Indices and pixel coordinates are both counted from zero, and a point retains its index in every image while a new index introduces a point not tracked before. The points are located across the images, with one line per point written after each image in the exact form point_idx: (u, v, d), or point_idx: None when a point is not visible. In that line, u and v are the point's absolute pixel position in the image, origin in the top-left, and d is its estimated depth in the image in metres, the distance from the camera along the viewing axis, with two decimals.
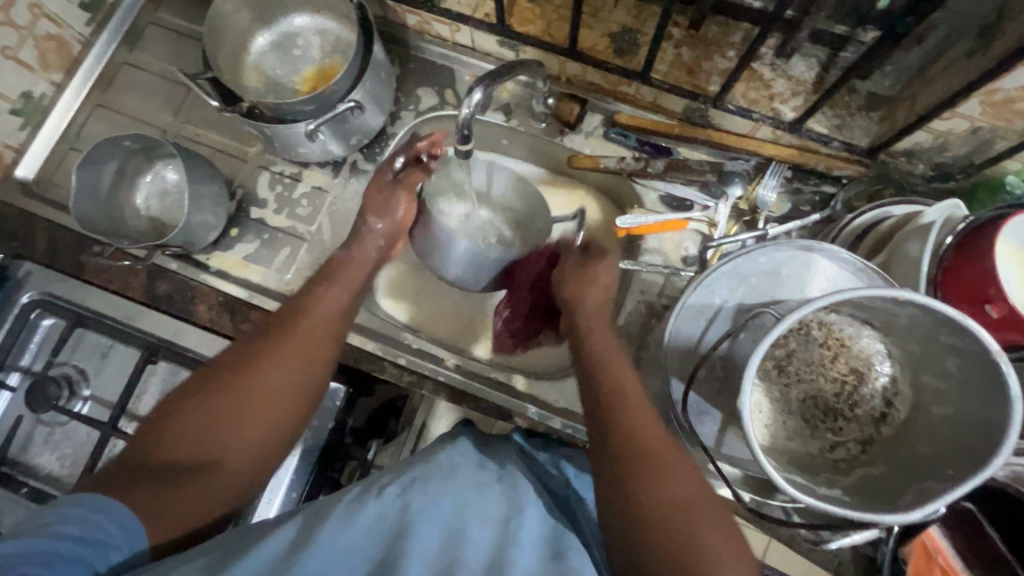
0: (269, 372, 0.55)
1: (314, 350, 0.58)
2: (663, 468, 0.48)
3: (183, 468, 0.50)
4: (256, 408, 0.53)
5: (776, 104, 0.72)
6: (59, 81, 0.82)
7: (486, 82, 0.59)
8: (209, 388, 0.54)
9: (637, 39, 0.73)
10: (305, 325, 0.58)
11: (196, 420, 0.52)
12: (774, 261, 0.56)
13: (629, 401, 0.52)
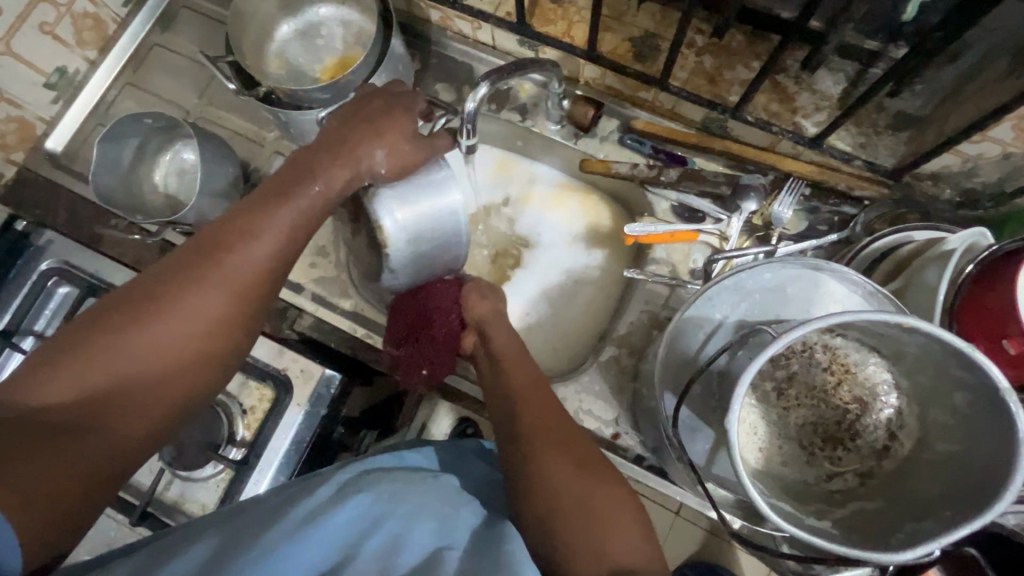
0: (184, 313, 0.47)
1: (244, 293, 0.50)
2: (572, 478, 0.48)
3: (64, 421, 0.41)
4: (168, 353, 0.46)
5: (799, 119, 0.70)
6: (93, 58, 0.85)
7: (494, 77, 0.63)
8: (107, 328, 0.45)
9: (658, 45, 0.73)
10: (233, 264, 0.49)
11: (88, 363, 0.43)
12: (780, 279, 0.54)
13: (537, 418, 0.53)
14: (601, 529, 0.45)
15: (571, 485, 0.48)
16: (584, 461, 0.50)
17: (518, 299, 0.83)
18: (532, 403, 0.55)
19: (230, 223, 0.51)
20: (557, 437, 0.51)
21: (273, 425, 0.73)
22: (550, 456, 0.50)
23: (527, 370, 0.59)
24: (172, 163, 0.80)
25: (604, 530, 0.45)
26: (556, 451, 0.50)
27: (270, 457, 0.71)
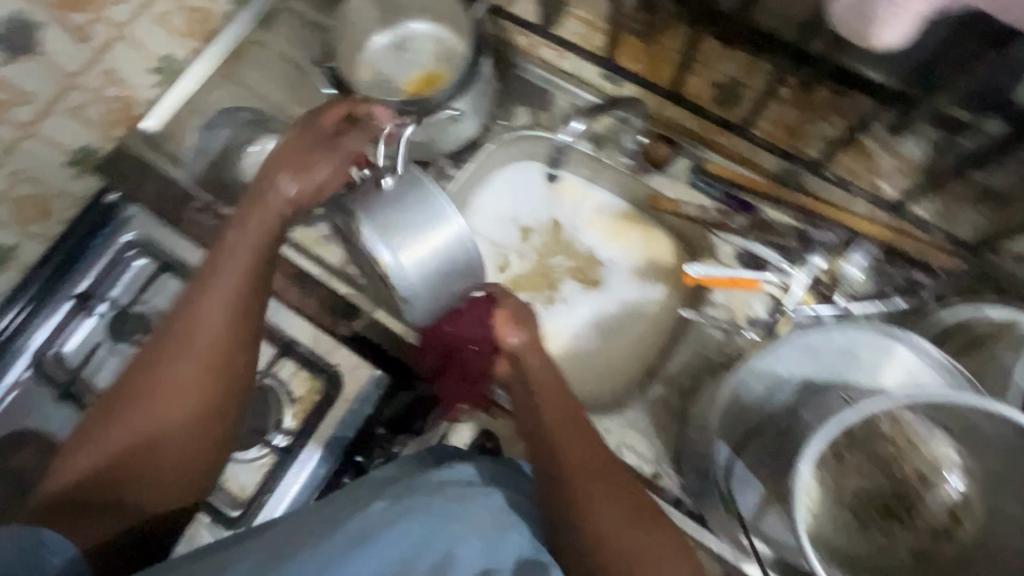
0: (179, 373, 0.51)
1: (222, 344, 0.52)
2: (611, 508, 0.49)
3: (107, 470, 0.49)
4: (170, 413, 0.50)
5: (878, 180, 0.71)
6: (196, 49, 0.90)
7: (594, 113, 0.74)
8: (117, 402, 0.50)
9: (741, 92, 0.74)
10: (202, 321, 0.52)
11: (106, 438, 0.49)
12: (851, 341, 0.54)
13: (569, 447, 0.52)
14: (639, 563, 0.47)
15: (609, 516, 0.49)
16: (621, 490, 0.51)
17: (569, 324, 0.83)
18: (563, 437, 0.53)
19: (196, 282, 0.54)
20: (595, 469, 0.51)
21: (320, 417, 0.75)
22: (583, 488, 0.50)
23: (559, 396, 0.55)
24: (258, 153, 0.83)
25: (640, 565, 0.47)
26: (591, 482, 0.50)
27: (313, 449, 0.73)
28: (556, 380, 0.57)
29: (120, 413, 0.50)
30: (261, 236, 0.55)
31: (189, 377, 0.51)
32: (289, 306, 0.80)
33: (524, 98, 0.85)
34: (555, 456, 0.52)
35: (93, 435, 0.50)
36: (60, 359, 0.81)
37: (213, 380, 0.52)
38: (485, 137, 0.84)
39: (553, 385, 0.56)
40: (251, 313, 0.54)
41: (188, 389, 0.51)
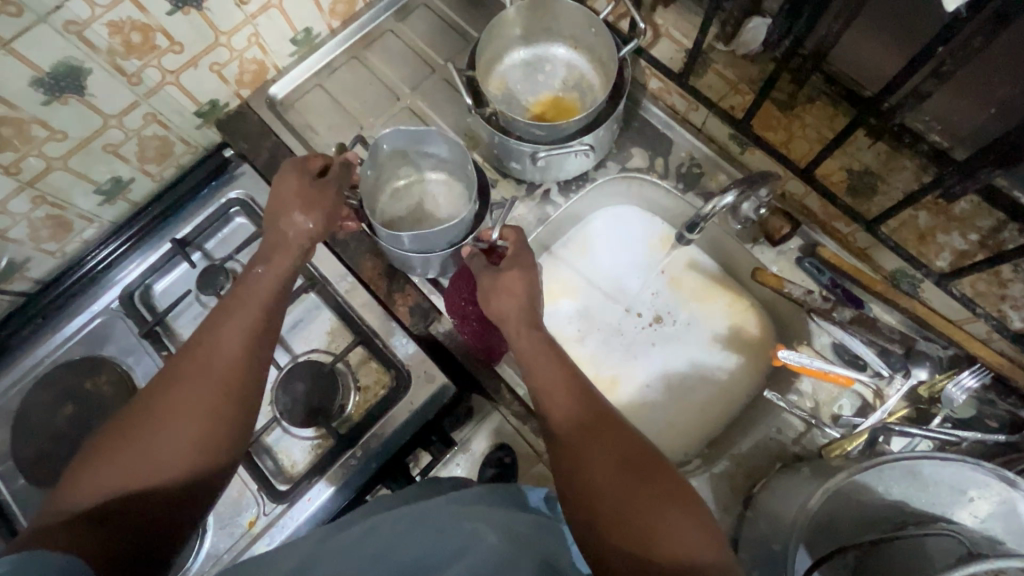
0: (199, 380, 0.52)
1: (245, 345, 0.56)
2: (623, 484, 0.47)
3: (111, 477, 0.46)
4: (193, 411, 0.51)
5: (1006, 308, 0.66)
6: (334, 28, 0.92)
7: (740, 188, 0.70)
8: (134, 417, 0.50)
9: (876, 185, 0.70)
10: (228, 330, 0.57)
11: (115, 446, 0.48)
12: (965, 481, 0.50)
13: (577, 425, 0.53)
14: (657, 539, 0.44)
15: (616, 492, 0.47)
16: (630, 470, 0.48)
17: (639, 372, 0.82)
18: (571, 413, 0.54)
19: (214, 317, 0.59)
20: (600, 446, 0.50)
21: (383, 413, 0.76)
22: (586, 464, 0.50)
23: (561, 375, 0.58)
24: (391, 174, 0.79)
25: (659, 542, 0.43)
26: (595, 461, 0.49)
27: (371, 443, 0.74)
28: (566, 381, 0.58)
29: (128, 428, 0.49)
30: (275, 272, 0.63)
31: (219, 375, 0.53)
32: (375, 297, 0.81)
33: (645, 141, 0.85)
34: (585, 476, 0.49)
35: (104, 450, 0.48)
36: (150, 299, 0.84)
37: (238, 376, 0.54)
38: (597, 172, 0.84)
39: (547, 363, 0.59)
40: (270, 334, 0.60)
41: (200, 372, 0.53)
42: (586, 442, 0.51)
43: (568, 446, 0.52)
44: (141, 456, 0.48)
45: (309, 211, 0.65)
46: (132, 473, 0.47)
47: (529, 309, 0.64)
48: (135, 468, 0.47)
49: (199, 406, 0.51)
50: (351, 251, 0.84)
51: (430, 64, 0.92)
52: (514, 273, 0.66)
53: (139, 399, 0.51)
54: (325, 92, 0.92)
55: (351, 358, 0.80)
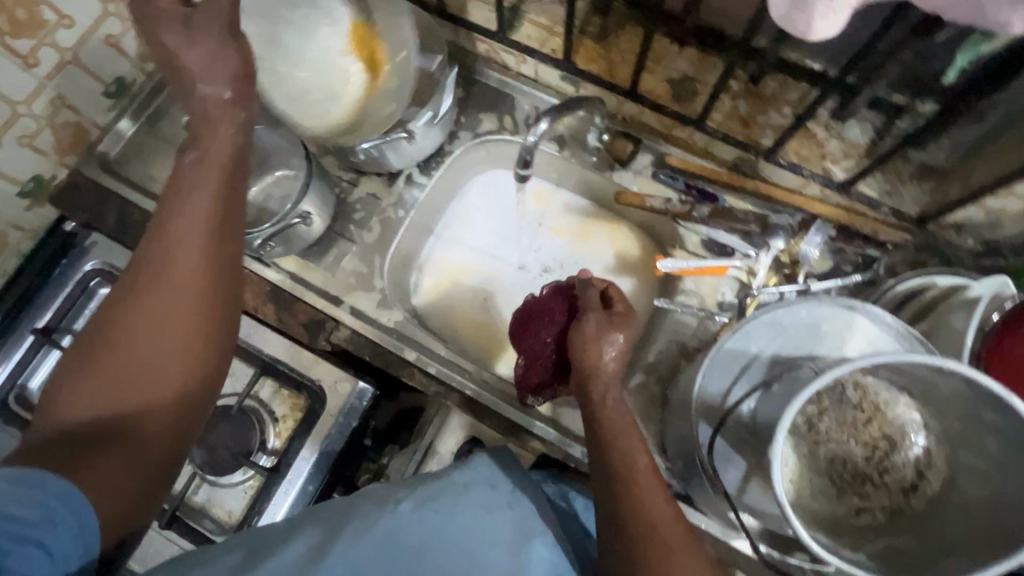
0: (159, 320, 0.47)
1: (202, 266, 0.48)
2: (644, 499, 0.48)
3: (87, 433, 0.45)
4: (164, 358, 0.47)
5: (828, 163, 0.73)
6: (150, 70, 0.88)
7: (551, 114, 0.70)
8: (100, 348, 0.46)
9: (695, 88, 0.75)
10: (178, 260, 0.47)
11: (90, 380, 0.46)
12: (815, 316, 0.57)
13: (635, 476, 0.49)
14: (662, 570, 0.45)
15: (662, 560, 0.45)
16: (657, 496, 0.48)
17: None
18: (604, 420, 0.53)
19: (163, 197, 0.49)
20: (636, 471, 0.49)
21: (304, 434, 0.75)
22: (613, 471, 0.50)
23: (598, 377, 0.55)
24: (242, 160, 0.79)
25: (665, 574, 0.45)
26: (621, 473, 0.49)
27: (301, 467, 0.73)
28: (625, 419, 0.53)
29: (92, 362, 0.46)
30: (213, 152, 0.49)
31: (176, 311, 0.47)
32: (267, 325, 0.79)
33: (490, 105, 0.88)
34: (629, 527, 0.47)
35: (75, 382, 0.46)
36: (26, 397, 0.78)
37: (199, 311, 0.48)
38: (452, 144, 0.86)
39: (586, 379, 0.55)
40: (233, 248, 0.51)
41: (161, 317, 0.47)
42: (619, 453, 0.50)
43: (598, 446, 0.52)
44: (119, 400, 0.46)
45: (214, 78, 0.49)
46: (119, 421, 0.46)
47: (618, 361, 0.55)
48: (118, 412, 0.46)
49: (169, 354, 0.47)
50: None
51: None
52: (615, 326, 0.56)
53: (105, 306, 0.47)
54: (161, 138, 0.88)
55: (261, 392, 0.78)
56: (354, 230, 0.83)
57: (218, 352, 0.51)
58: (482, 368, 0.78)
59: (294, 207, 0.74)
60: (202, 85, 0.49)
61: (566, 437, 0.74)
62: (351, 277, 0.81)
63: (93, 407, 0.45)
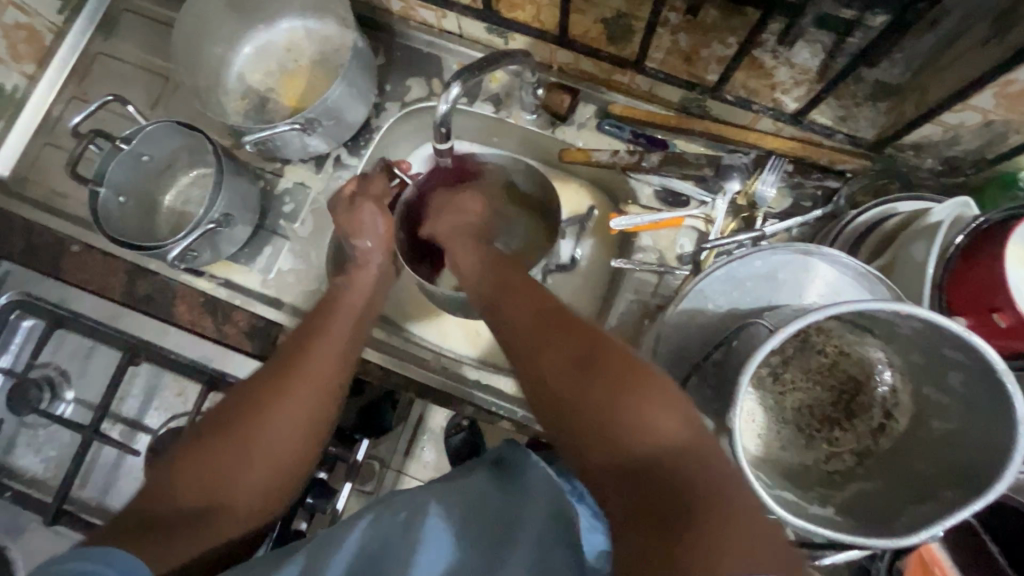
0: (280, 412, 0.54)
1: (326, 402, 0.57)
2: (646, 419, 0.40)
3: (183, 521, 0.49)
4: (275, 447, 0.53)
5: (779, 95, 0.68)
6: (32, 73, 0.79)
7: (463, 77, 0.59)
8: (227, 430, 0.53)
9: (630, 26, 0.68)
10: (312, 368, 0.57)
11: (203, 457, 0.51)
12: (770, 266, 0.55)
13: (542, 334, 0.48)
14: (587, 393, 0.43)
15: (582, 399, 0.43)
16: (548, 338, 0.48)
17: None
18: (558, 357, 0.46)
19: (316, 322, 0.62)
20: (533, 338, 0.48)
21: None
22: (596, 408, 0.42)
23: (541, 308, 0.51)
24: (150, 168, 0.72)
25: (727, 517, 0.36)
26: (597, 414, 0.42)
27: None
28: (527, 287, 0.55)
29: (207, 451, 0.52)
30: (350, 312, 0.64)
31: (296, 429, 0.55)
32: (207, 338, 0.75)
33: (415, 69, 0.80)
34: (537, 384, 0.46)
35: (189, 459, 0.51)
36: None
37: (317, 434, 0.56)
38: (380, 118, 0.79)
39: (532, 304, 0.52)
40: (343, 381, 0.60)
41: (285, 428, 0.54)
42: (592, 392, 0.43)
43: (557, 398, 0.44)
44: (221, 482, 0.51)
45: (362, 233, 0.67)
46: (215, 503, 0.51)
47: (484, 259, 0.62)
48: (217, 490, 0.51)
49: (275, 450, 0.53)
50: (158, 304, 0.76)
51: (162, 74, 0.82)
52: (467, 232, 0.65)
53: (237, 404, 0.55)
54: (59, 148, 0.80)
55: None
56: (286, 226, 0.77)
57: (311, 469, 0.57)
58: (440, 354, 0.76)
59: (208, 211, 0.66)
60: (355, 241, 0.67)
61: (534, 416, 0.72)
62: (291, 275, 0.76)
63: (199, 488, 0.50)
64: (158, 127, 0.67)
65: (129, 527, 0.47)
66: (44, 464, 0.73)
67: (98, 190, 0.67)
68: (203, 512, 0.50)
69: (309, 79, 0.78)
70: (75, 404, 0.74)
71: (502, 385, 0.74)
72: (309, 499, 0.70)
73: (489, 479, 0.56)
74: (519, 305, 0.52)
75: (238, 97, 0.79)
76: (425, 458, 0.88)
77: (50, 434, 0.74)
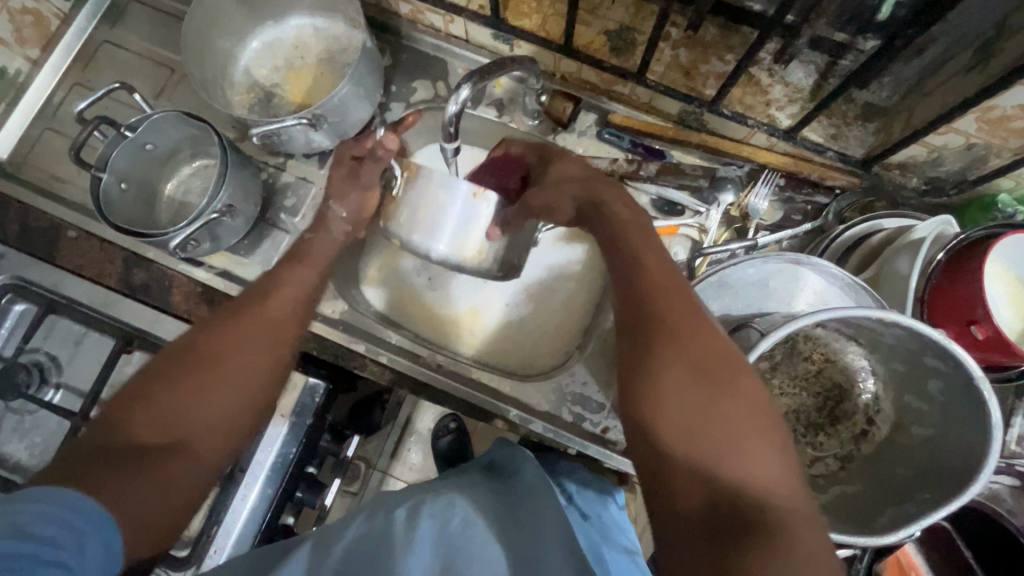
0: (240, 353, 0.56)
1: (278, 341, 0.59)
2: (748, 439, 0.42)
3: (137, 456, 0.47)
4: (235, 384, 0.54)
5: (773, 111, 0.70)
6: (36, 57, 0.79)
7: (474, 80, 0.60)
8: (189, 367, 0.53)
9: (633, 38, 0.70)
10: (264, 311, 0.60)
11: (165, 393, 0.51)
12: (762, 274, 0.57)
13: (671, 321, 0.49)
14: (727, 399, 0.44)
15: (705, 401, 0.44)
16: (690, 327, 0.49)
17: (499, 296, 0.79)
18: (690, 353, 0.47)
19: (273, 272, 0.65)
20: (680, 324, 0.49)
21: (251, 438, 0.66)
22: (710, 418, 0.43)
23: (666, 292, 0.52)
24: (155, 156, 0.73)
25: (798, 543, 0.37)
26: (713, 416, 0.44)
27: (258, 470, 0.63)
28: (662, 268, 0.54)
29: (164, 391, 0.51)
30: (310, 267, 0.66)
31: (251, 367, 0.56)
32: None
33: (422, 71, 0.82)
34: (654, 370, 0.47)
35: (146, 395, 0.51)
36: None
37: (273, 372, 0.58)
38: (385, 117, 0.81)
39: (670, 293, 0.51)
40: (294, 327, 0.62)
41: (237, 365, 0.55)
42: (705, 372, 0.46)
43: (658, 387, 0.46)
44: (181, 416, 0.51)
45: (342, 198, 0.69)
46: (171, 441, 0.50)
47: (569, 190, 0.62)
48: (177, 424, 0.50)
49: (233, 390, 0.54)
50: (154, 292, 0.76)
51: (168, 65, 0.82)
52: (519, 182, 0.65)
53: (190, 344, 0.55)
54: (59, 134, 0.80)
55: None
56: (287, 220, 0.78)
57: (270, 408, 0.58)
58: (436, 352, 0.76)
59: (212, 201, 0.67)
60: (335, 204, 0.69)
61: (527, 414, 0.73)
62: None
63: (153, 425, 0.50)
64: (164, 116, 0.68)
65: (82, 459, 0.46)
66: (29, 450, 0.72)
67: (101, 176, 0.67)
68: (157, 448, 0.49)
69: (316, 76, 0.79)
70: (63, 391, 0.72)
71: (495, 384, 0.75)
72: (299, 492, 0.67)
73: (485, 481, 0.59)
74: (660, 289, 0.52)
75: (244, 91, 0.80)
76: (411, 459, 0.89)
77: (36, 420, 0.73)
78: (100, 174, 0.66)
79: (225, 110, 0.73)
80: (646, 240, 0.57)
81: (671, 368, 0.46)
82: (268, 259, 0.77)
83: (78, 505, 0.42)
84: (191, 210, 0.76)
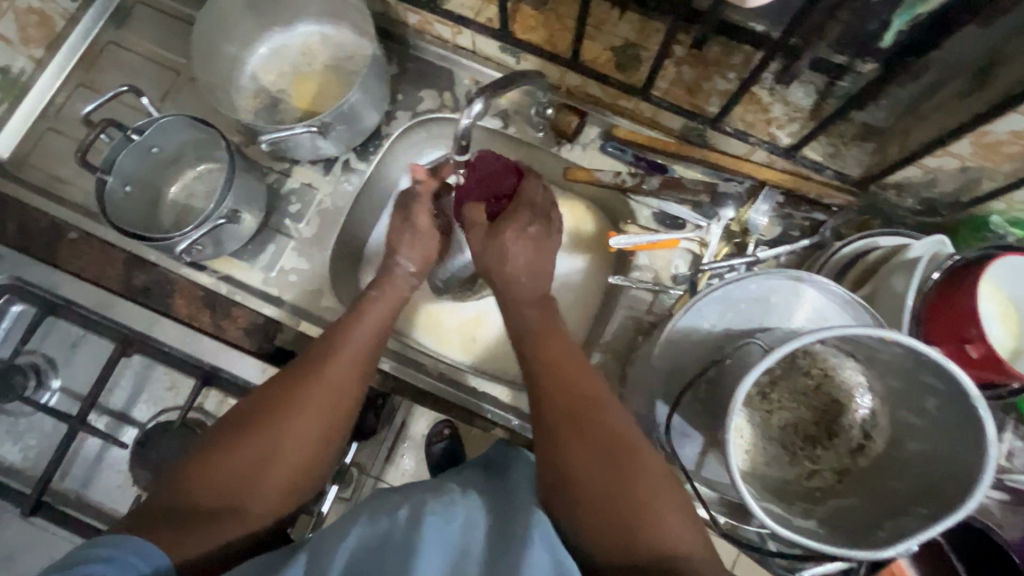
0: (300, 422, 0.54)
1: (345, 402, 0.57)
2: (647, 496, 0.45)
3: (201, 514, 0.49)
4: (295, 448, 0.54)
5: (774, 130, 0.71)
6: (40, 57, 0.79)
7: (487, 93, 0.61)
8: (257, 426, 0.54)
9: (637, 55, 0.71)
10: (336, 369, 0.57)
11: (231, 455, 0.52)
12: (764, 289, 0.58)
13: (566, 383, 0.53)
14: (618, 456, 0.47)
15: (596, 459, 0.47)
16: (577, 388, 0.52)
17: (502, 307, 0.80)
18: (581, 429, 0.49)
19: (337, 326, 0.61)
20: (578, 384, 0.52)
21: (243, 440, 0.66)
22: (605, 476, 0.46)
23: (559, 352, 0.56)
24: (159, 159, 0.72)
25: None
26: (614, 498, 0.45)
27: None
28: (550, 322, 0.59)
29: (230, 450, 0.52)
30: (383, 309, 0.63)
31: (313, 428, 0.55)
32: (203, 332, 0.75)
33: (428, 81, 0.83)
34: (548, 433, 0.50)
35: (213, 457, 0.52)
36: None
37: (336, 431, 0.57)
38: (390, 126, 0.81)
39: (561, 369, 0.54)
40: (364, 383, 0.60)
41: (303, 427, 0.54)
42: (593, 434, 0.49)
43: (561, 463, 0.48)
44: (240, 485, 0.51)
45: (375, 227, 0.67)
46: (229, 503, 0.51)
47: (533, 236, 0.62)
48: (236, 491, 0.51)
49: (296, 452, 0.54)
50: (155, 296, 0.75)
51: (173, 68, 0.82)
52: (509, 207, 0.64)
53: (258, 401, 0.56)
54: (62, 134, 0.80)
55: (206, 402, 0.75)
56: (291, 225, 0.78)
57: (328, 467, 0.57)
58: (438, 360, 0.78)
59: (218, 206, 0.67)
60: None
61: (528, 423, 0.75)
62: (292, 275, 0.77)
63: (218, 486, 0.51)
64: (171, 120, 0.68)
65: (150, 518, 0.48)
66: (23, 453, 0.71)
67: (105, 179, 0.67)
68: (219, 509, 0.50)
69: (323, 83, 0.79)
70: (60, 393, 0.73)
71: (496, 392, 0.76)
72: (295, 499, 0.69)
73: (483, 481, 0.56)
74: (556, 355, 0.55)
75: (250, 96, 0.80)
76: (404, 465, 0.83)
77: (31, 423, 0.72)
78: (103, 177, 0.66)
79: (232, 114, 0.73)
80: (555, 334, 0.58)
81: (581, 463, 0.47)
82: (269, 264, 0.77)
83: (133, 546, 0.44)
84: (194, 213, 0.75)
